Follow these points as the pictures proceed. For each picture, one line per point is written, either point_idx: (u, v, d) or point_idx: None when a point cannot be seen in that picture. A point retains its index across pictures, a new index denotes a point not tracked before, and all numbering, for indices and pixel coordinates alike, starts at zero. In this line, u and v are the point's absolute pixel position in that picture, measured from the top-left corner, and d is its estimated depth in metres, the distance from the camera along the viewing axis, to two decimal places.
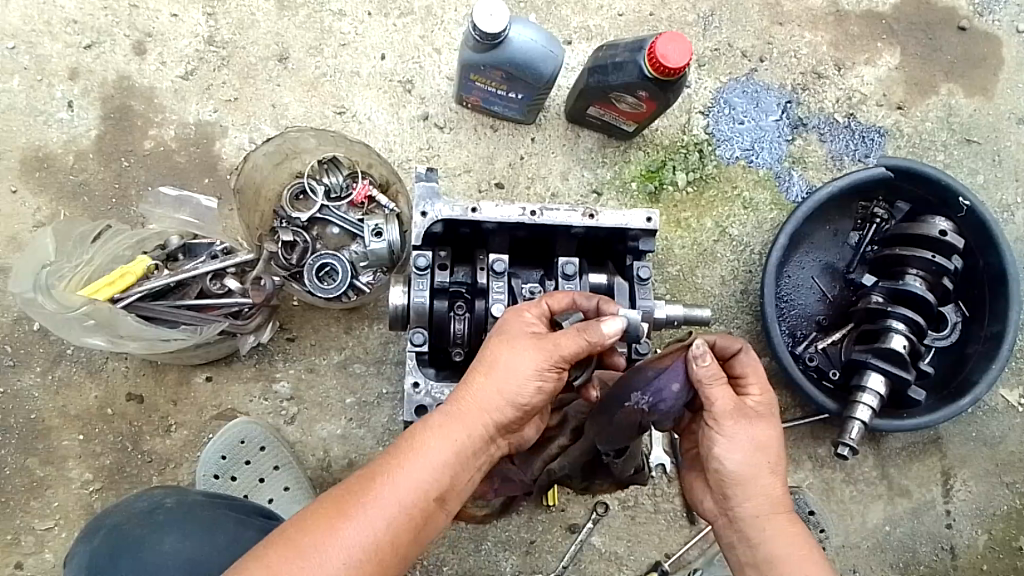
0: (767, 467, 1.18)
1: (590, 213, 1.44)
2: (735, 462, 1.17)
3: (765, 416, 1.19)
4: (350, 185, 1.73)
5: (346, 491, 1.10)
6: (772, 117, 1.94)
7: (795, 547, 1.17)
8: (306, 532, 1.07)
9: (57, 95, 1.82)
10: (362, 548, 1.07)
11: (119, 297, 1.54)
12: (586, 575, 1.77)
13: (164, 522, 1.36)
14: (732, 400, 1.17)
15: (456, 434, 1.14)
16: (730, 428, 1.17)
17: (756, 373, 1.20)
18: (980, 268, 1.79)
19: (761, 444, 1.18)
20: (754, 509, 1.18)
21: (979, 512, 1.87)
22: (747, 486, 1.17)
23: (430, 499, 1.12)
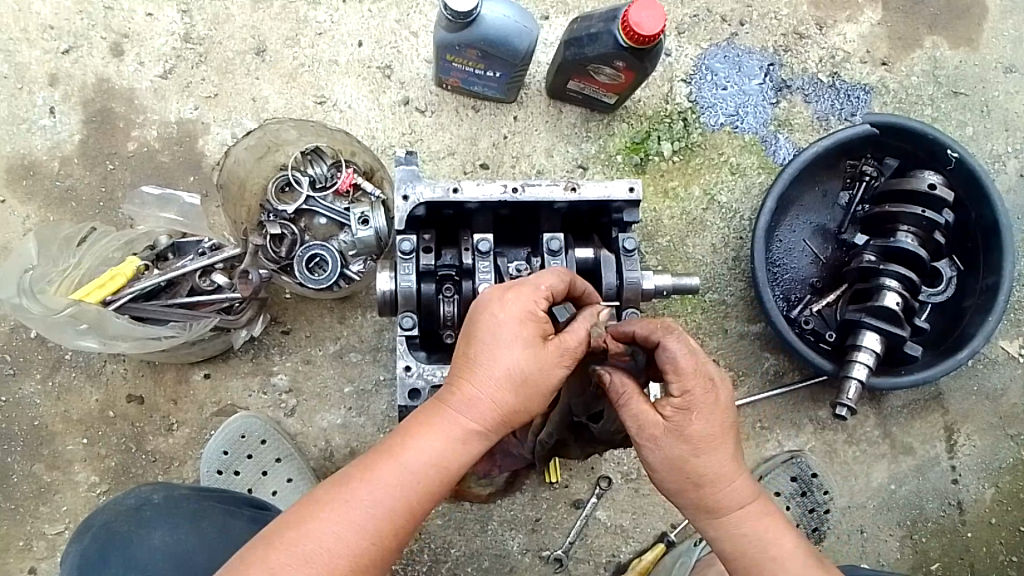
0: (694, 479, 1.14)
1: (572, 186, 1.43)
2: (660, 478, 1.16)
3: (685, 427, 1.13)
4: (334, 174, 1.73)
5: (337, 483, 1.09)
6: (755, 81, 1.92)
7: (737, 547, 1.16)
8: (294, 525, 1.06)
9: (39, 102, 1.82)
10: (349, 545, 1.06)
11: (111, 299, 1.56)
12: (593, 550, 1.77)
13: (153, 518, 1.37)
14: (643, 418, 1.14)
15: (453, 429, 1.12)
16: (646, 450, 1.14)
17: (675, 371, 1.13)
18: (972, 221, 1.78)
19: (682, 462, 1.13)
20: (690, 513, 1.17)
21: (985, 466, 1.86)
22: (682, 496, 1.16)
23: (423, 495, 1.10)
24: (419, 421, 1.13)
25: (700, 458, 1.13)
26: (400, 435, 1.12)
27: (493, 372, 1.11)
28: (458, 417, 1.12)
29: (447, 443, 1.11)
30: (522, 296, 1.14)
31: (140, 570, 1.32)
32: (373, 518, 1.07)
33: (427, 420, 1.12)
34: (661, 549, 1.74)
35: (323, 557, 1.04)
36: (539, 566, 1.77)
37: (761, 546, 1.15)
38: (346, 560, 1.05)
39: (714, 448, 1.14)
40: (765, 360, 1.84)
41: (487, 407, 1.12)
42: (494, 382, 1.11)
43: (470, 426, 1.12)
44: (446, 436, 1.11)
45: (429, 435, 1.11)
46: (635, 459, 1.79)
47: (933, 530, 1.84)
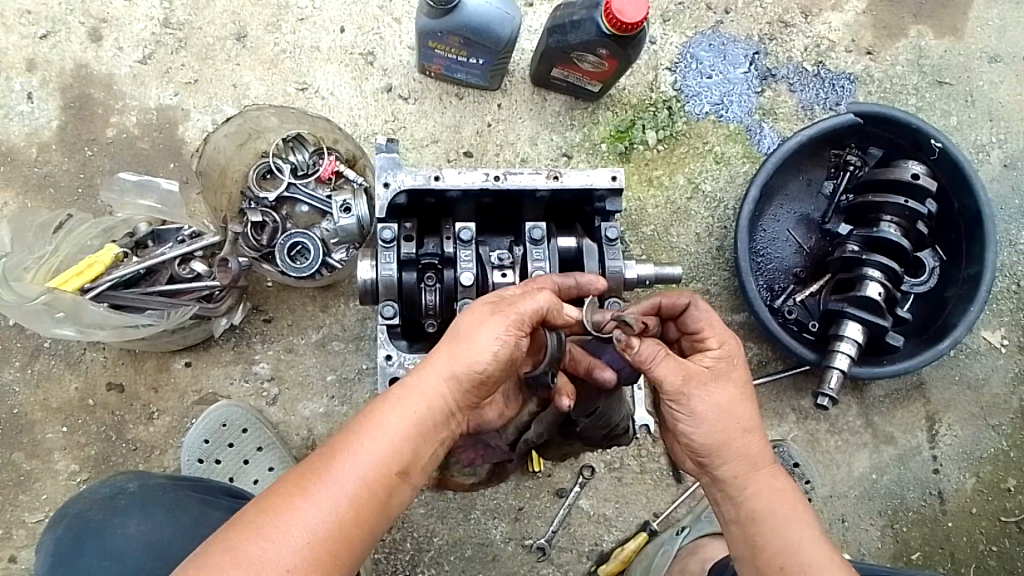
0: (735, 428, 1.16)
1: (554, 174, 1.42)
2: (701, 430, 1.15)
3: (727, 374, 1.18)
4: (315, 161, 1.71)
5: (303, 470, 1.04)
6: (740, 69, 1.91)
7: (780, 498, 1.16)
8: (258, 514, 1.01)
9: (16, 87, 1.79)
10: (318, 529, 1.00)
11: (89, 287, 1.54)
12: (577, 538, 1.77)
13: (127, 506, 1.36)
14: (690, 366, 1.16)
15: (417, 403, 1.08)
16: (696, 398, 1.14)
17: (712, 326, 1.20)
18: (955, 210, 1.78)
19: (729, 409, 1.15)
20: (731, 471, 1.16)
21: (966, 455, 1.87)
22: (718, 451, 1.16)
23: (392, 474, 1.05)
24: (380, 400, 1.09)
25: (750, 404, 1.17)
26: (362, 415, 1.08)
27: (462, 354, 1.09)
28: (422, 392, 1.08)
29: (411, 418, 1.08)
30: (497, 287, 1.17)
31: (112, 559, 1.31)
32: (341, 499, 1.02)
33: (388, 399, 1.09)
34: (644, 538, 1.75)
35: (291, 544, 0.99)
36: (522, 555, 1.77)
37: (788, 509, 1.16)
38: (316, 546, 0.99)
39: (750, 399, 1.18)
40: (749, 349, 1.84)
41: (448, 378, 1.09)
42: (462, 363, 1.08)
43: (434, 399, 1.09)
44: (409, 412, 1.08)
45: (392, 410, 1.08)
46: (618, 448, 1.79)
47: (914, 519, 1.85)
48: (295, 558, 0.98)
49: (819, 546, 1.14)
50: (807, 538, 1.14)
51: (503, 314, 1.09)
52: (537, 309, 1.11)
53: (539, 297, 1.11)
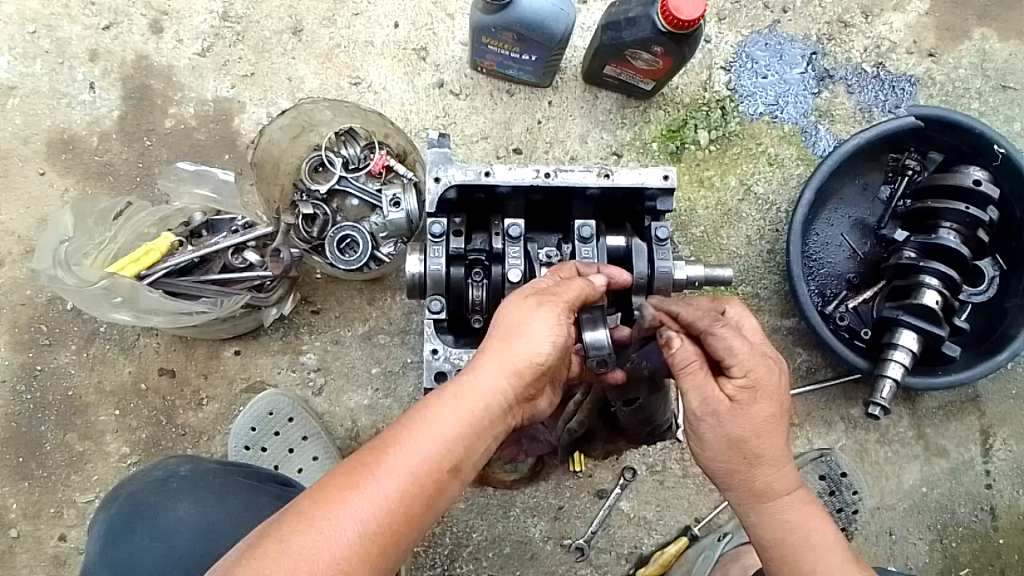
0: (747, 460, 1.13)
1: (605, 173, 1.41)
2: (711, 457, 1.15)
3: (748, 409, 1.11)
4: (367, 155, 1.74)
5: (356, 463, 1.04)
6: (797, 70, 1.88)
7: (788, 532, 1.15)
8: (310, 506, 1.01)
9: (79, 77, 1.84)
10: (369, 523, 1.00)
11: (146, 274, 1.57)
12: (616, 540, 1.76)
13: (178, 489, 1.39)
14: (706, 395, 1.11)
15: (473, 399, 1.09)
16: (705, 427, 1.13)
17: (734, 355, 1.10)
18: (1018, 219, 1.72)
19: (739, 442, 1.12)
20: (736, 497, 1.17)
21: (1021, 471, 1.81)
22: (730, 477, 1.15)
23: (445, 470, 1.06)
24: (434, 395, 1.10)
25: (767, 441, 1.12)
26: (416, 409, 1.08)
27: (516, 350, 1.11)
28: (479, 386, 1.09)
29: (467, 414, 1.08)
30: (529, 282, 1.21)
31: (163, 540, 1.33)
32: (394, 493, 1.02)
33: (444, 394, 1.09)
34: (685, 542, 1.73)
35: (343, 537, 0.99)
36: (561, 554, 1.76)
37: (802, 536, 1.14)
38: (367, 540, 1.00)
39: (773, 428, 1.13)
40: (798, 355, 1.81)
41: (504, 373, 1.10)
42: (516, 359, 1.10)
43: (492, 395, 1.09)
44: (466, 408, 1.08)
45: (448, 405, 1.08)
46: (661, 450, 1.77)
47: (964, 535, 1.80)
48: (346, 552, 0.98)
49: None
50: (821, 567, 1.12)
51: (551, 305, 1.14)
52: (579, 296, 1.17)
53: (576, 283, 1.18)
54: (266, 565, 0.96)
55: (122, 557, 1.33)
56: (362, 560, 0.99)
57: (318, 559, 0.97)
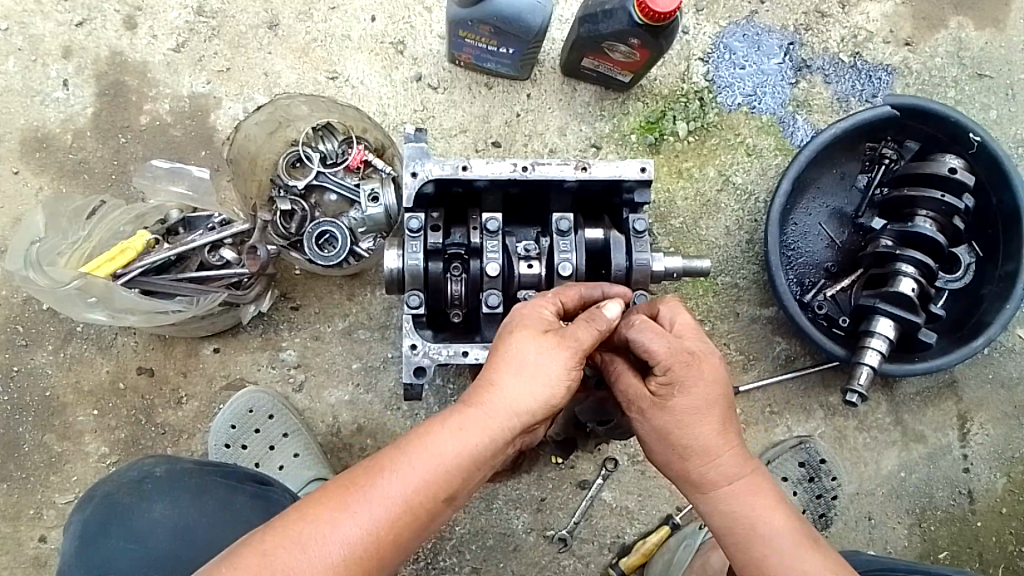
0: (680, 452, 1.13)
1: (582, 166, 1.41)
2: (653, 452, 1.16)
3: (670, 402, 1.12)
4: (345, 150, 1.72)
5: (348, 482, 1.04)
6: (774, 60, 1.88)
7: (734, 524, 1.11)
8: (299, 520, 1.01)
9: (53, 74, 1.82)
10: (355, 545, 1.00)
11: (121, 273, 1.56)
12: (598, 531, 1.77)
13: (153, 491, 1.38)
14: (631, 392, 1.16)
15: (475, 433, 1.07)
16: (635, 421, 1.16)
17: (650, 355, 1.14)
18: (993, 206, 1.74)
19: (666, 434, 1.13)
20: (683, 489, 1.16)
21: (998, 455, 1.84)
22: (675, 472, 1.15)
23: (438, 498, 1.05)
24: (436, 421, 1.08)
25: (689, 433, 1.12)
26: (417, 433, 1.07)
27: (525, 388, 1.08)
28: (482, 420, 1.07)
29: (467, 446, 1.06)
30: (539, 302, 1.18)
31: (139, 542, 1.33)
32: (384, 518, 1.02)
33: (444, 419, 1.08)
34: (667, 531, 1.74)
35: (328, 557, 0.99)
36: (543, 546, 1.77)
37: (754, 528, 1.10)
38: (351, 563, 1.00)
39: (704, 416, 1.12)
40: (777, 344, 1.82)
41: (510, 411, 1.07)
42: (521, 396, 1.08)
43: (496, 432, 1.07)
44: (466, 441, 1.06)
45: (448, 435, 1.06)
46: None
47: (942, 519, 1.82)
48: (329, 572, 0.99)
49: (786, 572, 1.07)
50: (773, 559, 1.08)
51: (565, 347, 1.10)
52: (595, 338, 1.12)
53: (593, 325, 1.12)
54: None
55: (97, 558, 1.33)
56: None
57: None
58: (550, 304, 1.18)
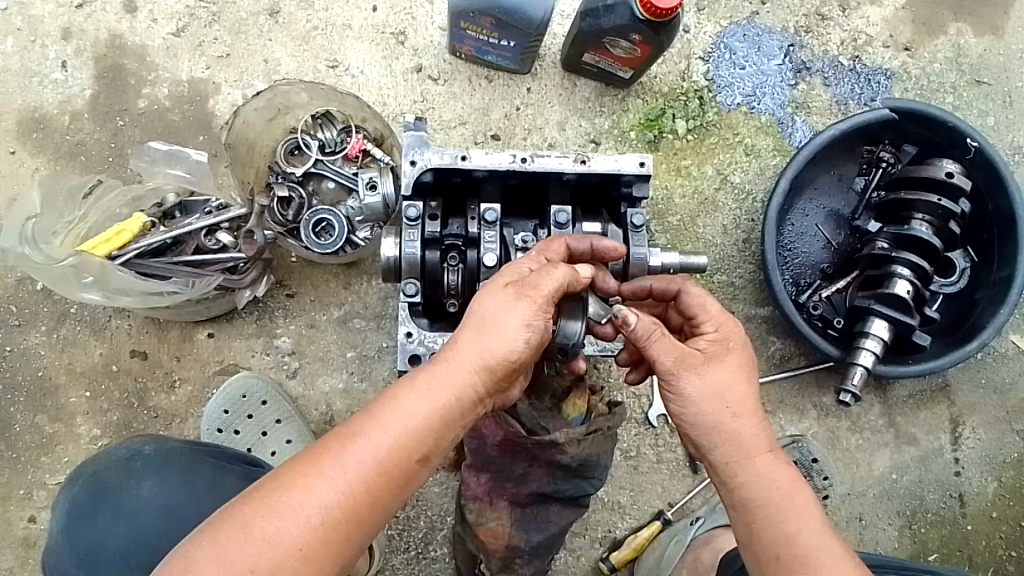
0: (733, 410, 1.13)
1: (582, 159, 1.41)
2: (693, 414, 1.13)
3: (724, 357, 1.16)
4: (344, 139, 1.71)
5: (323, 446, 1.03)
6: (774, 61, 1.89)
7: (776, 483, 1.12)
8: (276, 486, 1.01)
9: (51, 56, 1.81)
10: (332, 510, 1.00)
11: (117, 254, 1.53)
12: (589, 526, 1.77)
13: (143, 467, 1.38)
14: (680, 351, 1.13)
15: (442, 390, 1.07)
16: (685, 381, 1.13)
17: (704, 310, 1.20)
18: (989, 211, 1.74)
19: (723, 393, 1.13)
20: (723, 456, 1.13)
21: (989, 459, 1.84)
22: (713, 434, 1.13)
23: (412, 461, 1.05)
24: (404, 383, 1.08)
25: (741, 396, 1.14)
26: (388, 396, 1.07)
27: (494, 343, 1.07)
28: (449, 377, 1.07)
29: (437, 404, 1.06)
30: (519, 261, 1.16)
31: (128, 519, 1.32)
32: (358, 481, 1.01)
33: (415, 383, 1.07)
34: (657, 527, 1.74)
35: (305, 523, 0.99)
36: None
37: (784, 500, 1.11)
38: (327, 526, 0.99)
39: (748, 384, 1.15)
40: (772, 343, 1.82)
41: (476, 365, 1.07)
42: (491, 353, 1.07)
43: (461, 387, 1.07)
44: (437, 401, 1.07)
45: (418, 395, 1.06)
46: (635, 436, 1.78)
47: (933, 521, 1.82)
48: (307, 538, 0.98)
49: (819, 542, 1.08)
50: (803, 529, 1.09)
51: (527, 296, 1.08)
52: (558, 286, 1.10)
53: (557, 272, 1.10)
54: (228, 550, 0.96)
55: (85, 534, 1.32)
56: (323, 546, 0.99)
57: (279, 545, 0.97)
58: (531, 261, 1.17)
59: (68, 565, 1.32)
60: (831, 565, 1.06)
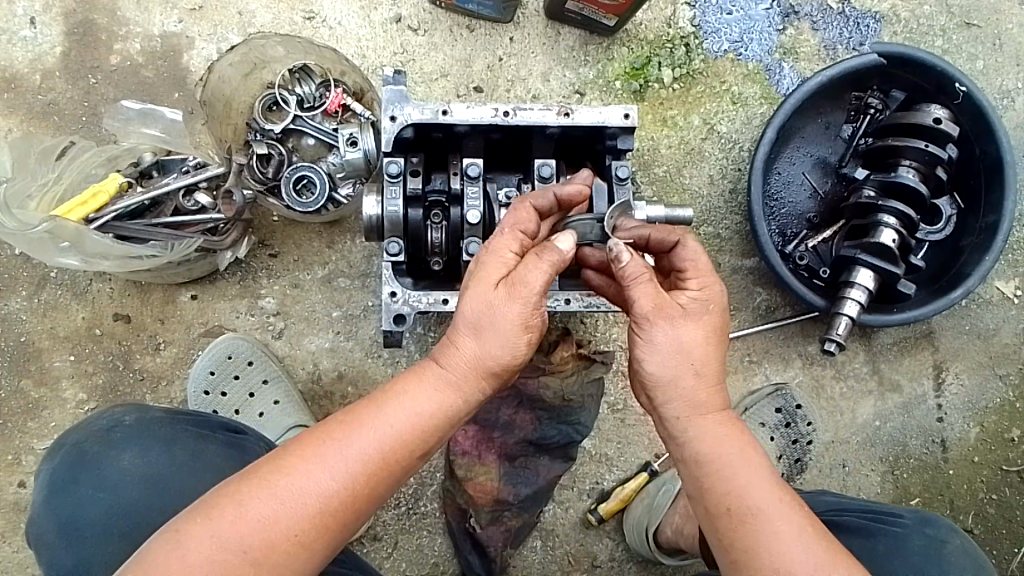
0: (695, 368, 1.11)
1: (565, 111, 1.38)
2: (657, 367, 1.11)
3: (701, 316, 1.12)
4: (323, 94, 1.69)
5: (323, 433, 1.04)
6: (762, 5, 1.85)
7: (731, 442, 1.11)
8: (274, 468, 1.01)
9: (19, 11, 1.75)
10: (330, 499, 1.01)
11: (94, 217, 1.51)
12: (578, 479, 1.79)
13: (123, 438, 1.37)
14: (663, 297, 1.12)
15: (450, 388, 1.08)
16: (658, 330, 1.10)
17: (696, 267, 1.16)
18: (976, 157, 1.73)
19: (690, 349, 1.11)
20: (677, 410, 1.12)
21: (972, 405, 1.86)
22: (670, 388, 1.11)
23: (412, 456, 1.06)
24: (413, 376, 1.09)
25: (706, 356, 1.11)
26: (393, 388, 1.08)
27: (494, 345, 1.06)
28: (455, 375, 1.08)
29: (444, 402, 1.08)
30: (500, 242, 1.10)
31: (109, 489, 1.32)
32: (360, 472, 1.03)
33: (418, 377, 1.08)
34: (644, 478, 1.76)
35: (301, 508, 1.00)
36: None
37: (735, 453, 1.10)
38: (324, 514, 1.01)
39: (715, 344, 1.12)
40: (757, 294, 1.82)
41: (482, 366, 1.08)
42: (491, 355, 1.06)
43: (466, 388, 1.08)
44: (439, 397, 1.07)
45: (422, 392, 1.07)
46: (621, 389, 1.80)
47: (915, 467, 1.85)
48: (303, 523, 1.00)
49: (766, 493, 1.08)
50: (752, 482, 1.08)
51: (523, 298, 1.04)
52: (546, 279, 1.06)
53: (541, 265, 1.05)
54: (223, 528, 0.97)
55: (66, 505, 1.33)
56: (318, 533, 1.01)
57: (276, 525, 0.99)
58: (509, 241, 1.11)
59: (47, 535, 1.33)
60: (781, 515, 1.07)
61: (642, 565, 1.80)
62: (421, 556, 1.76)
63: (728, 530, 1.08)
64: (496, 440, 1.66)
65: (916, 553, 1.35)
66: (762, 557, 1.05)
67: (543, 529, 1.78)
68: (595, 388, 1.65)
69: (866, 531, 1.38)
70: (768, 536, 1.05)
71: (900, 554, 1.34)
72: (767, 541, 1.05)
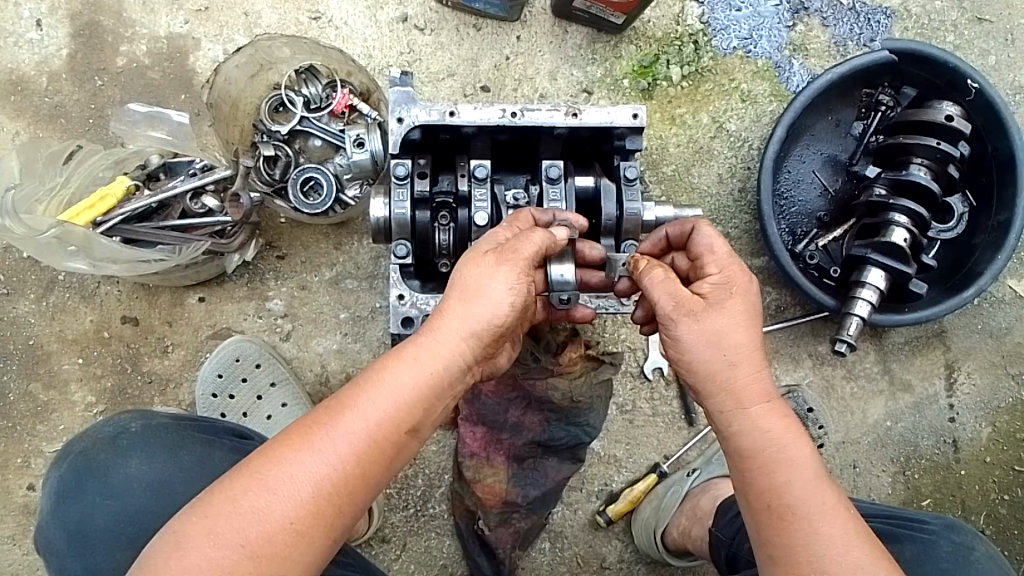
0: (731, 358, 1.08)
1: (573, 112, 1.37)
2: (693, 362, 1.09)
3: (725, 303, 1.10)
4: (329, 94, 1.67)
5: (310, 419, 1.03)
6: (771, 2, 1.83)
7: (775, 434, 1.08)
8: (265, 462, 1.00)
9: (25, 13, 1.75)
10: (322, 484, 0.99)
11: (102, 221, 1.51)
12: (586, 480, 1.78)
13: (138, 443, 1.37)
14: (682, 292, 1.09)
15: (431, 359, 1.05)
16: (684, 326, 1.08)
17: (711, 250, 1.16)
18: (989, 155, 1.71)
19: (720, 337, 1.08)
20: (718, 405, 1.09)
21: (984, 405, 1.85)
22: (710, 382, 1.09)
23: (402, 432, 1.04)
24: (393, 355, 1.06)
25: (748, 349, 1.09)
26: (376, 366, 1.06)
27: (472, 309, 1.06)
28: (435, 346, 1.05)
29: (426, 373, 1.05)
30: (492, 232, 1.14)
31: (116, 497, 1.33)
32: (350, 453, 1.00)
33: (400, 353, 1.06)
34: (653, 479, 1.75)
35: (294, 497, 0.98)
36: None
37: (781, 449, 1.07)
38: (319, 501, 0.99)
39: (746, 328, 1.10)
40: (766, 294, 1.81)
41: (460, 333, 1.06)
42: (470, 320, 1.06)
43: (450, 358, 1.06)
44: (425, 369, 1.05)
45: (407, 367, 1.05)
46: (630, 390, 1.79)
47: (926, 467, 1.84)
48: (296, 512, 0.98)
49: (809, 493, 1.06)
50: (793, 481, 1.06)
51: (509, 263, 1.07)
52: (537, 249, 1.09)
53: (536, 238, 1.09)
54: (218, 524, 0.96)
55: (73, 514, 1.33)
56: (315, 519, 0.98)
57: (271, 516, 0.97)
58: (505, 231, 1.15)
59: (57, 541, 1.33)
60: (820, 516, 1.05)
61: (651, 567, 1.80)
62: (430, 557, 1.76)
63: (766, 529, 1.07)
64: (504, 442, 1.65)
65: (944, 561, 1.33)
66: (797, 557, 1.04)
67: (552, 531, 1.78)
68: (603, 390, 1.64)
69: (894, 537, 1.37)
70: (807, 536, 1.04)
71: (925, 560, 1.33)
72: (804, 544, 1.04)
